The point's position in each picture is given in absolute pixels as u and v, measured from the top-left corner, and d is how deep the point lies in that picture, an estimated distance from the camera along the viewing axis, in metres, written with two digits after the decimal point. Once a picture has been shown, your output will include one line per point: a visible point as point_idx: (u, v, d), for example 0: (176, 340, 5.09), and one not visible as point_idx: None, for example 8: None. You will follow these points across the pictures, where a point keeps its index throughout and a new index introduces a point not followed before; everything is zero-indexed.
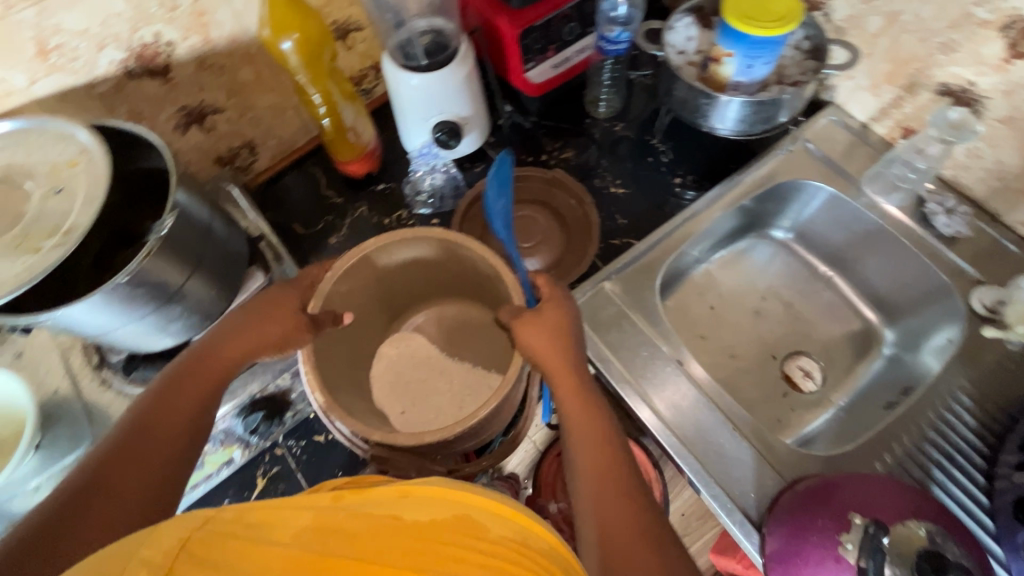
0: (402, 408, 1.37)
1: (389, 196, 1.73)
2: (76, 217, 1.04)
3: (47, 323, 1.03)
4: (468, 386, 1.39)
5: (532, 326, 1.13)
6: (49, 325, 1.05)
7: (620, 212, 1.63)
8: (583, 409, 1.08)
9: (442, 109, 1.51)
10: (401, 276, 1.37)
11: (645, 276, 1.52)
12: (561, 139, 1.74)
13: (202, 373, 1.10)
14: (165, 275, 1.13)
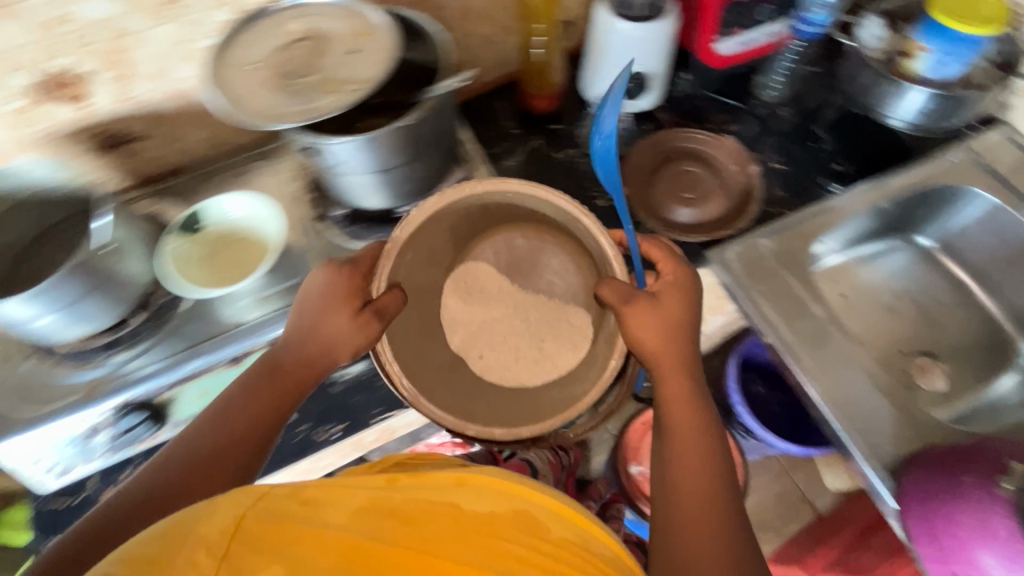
0: (478, 354, 0.98)
1: (563, 138, 1.36)
2: (369, 75, 0.91)
3: (302, 138, 0.91)
4: (552, 329, 0.98)
5: (641, 322, 0.88)
6: (302, 142, 0.93)
7: (783, 183, 1.32)
8: (689, 430, 0.86)
9: (641, 60, 1.24)
10: (483, 213, 1.00)
11: (782, 259, 1.23)
12: (727, 116, 1.41)
13: (289, 372, 0.92)
14: (385, 153, 0.96)
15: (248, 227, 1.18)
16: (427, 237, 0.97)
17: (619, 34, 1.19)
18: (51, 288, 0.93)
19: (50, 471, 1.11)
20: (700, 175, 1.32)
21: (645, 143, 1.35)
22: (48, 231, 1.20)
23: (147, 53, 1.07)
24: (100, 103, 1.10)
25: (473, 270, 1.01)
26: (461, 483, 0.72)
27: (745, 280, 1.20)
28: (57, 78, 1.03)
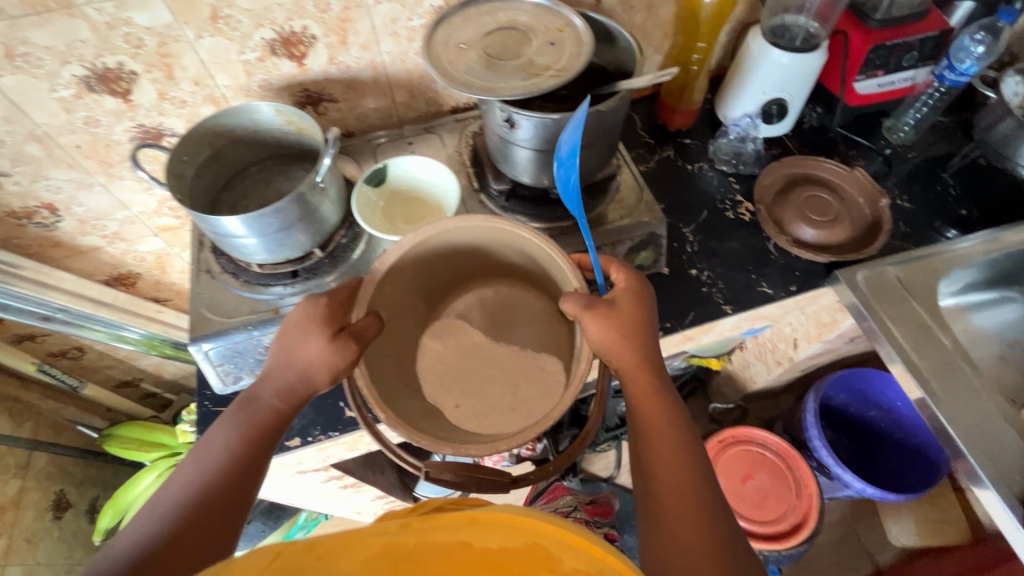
0: (454, 402, 0.57)
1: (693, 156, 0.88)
2: (571, 66, 0.62)
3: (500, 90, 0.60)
4: (507, 382, 0.58)
5: (615, 321, 0.51)
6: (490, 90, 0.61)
7: (909, 223, 0.82)
8: (668, 441, 0.48)
9: (776, 87, 0.81)
10: (450, 257, 0.61)
11: (904, 277, 0.76)
12: (855, 155, 0.89)
13: (264, 383, 0.54)
14: (561, 120, 0.60)
15: (293, 133, 0.69)
16: (389, 304, 0.56)
17: (777, 65, 0.78)
18: (185, 139, 0.62)
19: (220, 376, 0.68)
20: (833, 203, 0.81)
21: (788, 165, 0.85)
22: (247, 171, 0.73)
23: (360, 35, 0.69)
24: (149, 103, 0.67)
25: (439, 335, 0.63)
26: (471, 516, 0.30)
27: (865, 296, 0.73)
28: (156, 133, 0.71)
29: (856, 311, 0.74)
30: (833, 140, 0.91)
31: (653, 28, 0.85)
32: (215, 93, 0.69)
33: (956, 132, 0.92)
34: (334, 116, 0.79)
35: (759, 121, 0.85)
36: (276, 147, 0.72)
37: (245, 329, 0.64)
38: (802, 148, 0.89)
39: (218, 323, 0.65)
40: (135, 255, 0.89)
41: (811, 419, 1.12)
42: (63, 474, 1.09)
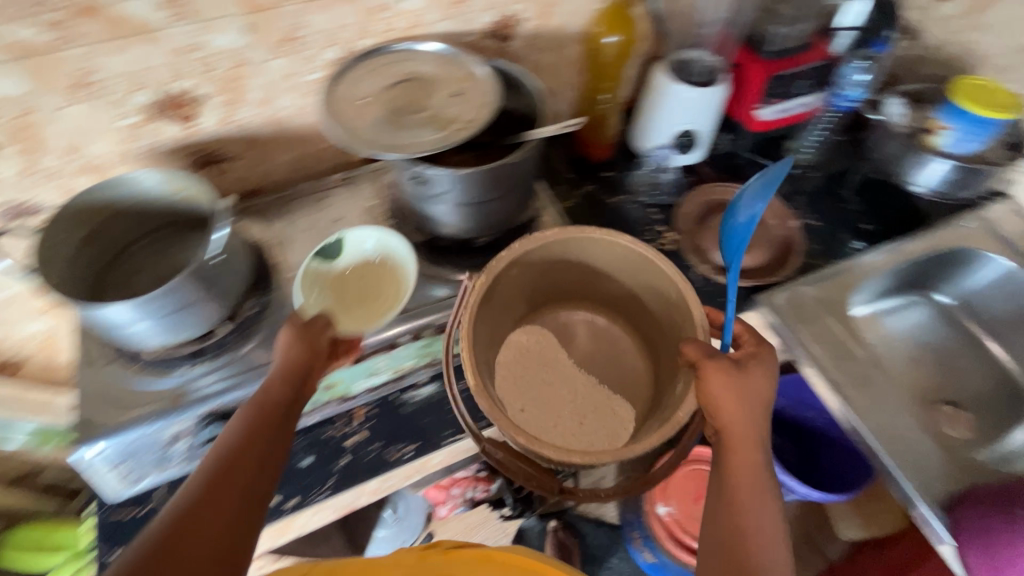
0: (520, 407, 0.76)
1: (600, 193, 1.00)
2: (475, 116, 0.71)
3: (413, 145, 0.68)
4: (591, 428, 0.77)
5: (730, 379, 0.59)
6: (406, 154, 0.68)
7: (824, 242, 0.95)
8: (748, 477, 0.57)
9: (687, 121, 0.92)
10: (590, 276, 0.81)
11: (823, 301, 0.89)
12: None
13: (300, 356, 0.65)
14: (482, 181, 0.70)
15: (181, 198, 0.73)
16: (505, 289, 0.74)
17: (685, 99, 0.89)
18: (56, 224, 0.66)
19: (118, 477, 0.72)
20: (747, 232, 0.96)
21: (690, 199, 0.99)
22: (132, 248, 0.79)
23: (256, 92, 0.79)
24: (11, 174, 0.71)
25: (529, 338, 0.83)
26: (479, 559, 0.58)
27: (792, 322, 0.85)
28: (28, 209, 0.76)
29: (792, 341, 0.85)
30: (742, 165, 1.04)
31: (563, 67, 1.01)
32: (89, 160, 0.76)
33: (851, 145, 1.07)
34: (231, 174, 0.88)
35: (672, 151, 0.97)
36: (162, 216, 0.77)
37: (144, 422, 0.69)
38: (713, 173, 1.03)
39: (112, 423, 0.69)
40: (22, 336, 0.90)
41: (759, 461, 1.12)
42: None
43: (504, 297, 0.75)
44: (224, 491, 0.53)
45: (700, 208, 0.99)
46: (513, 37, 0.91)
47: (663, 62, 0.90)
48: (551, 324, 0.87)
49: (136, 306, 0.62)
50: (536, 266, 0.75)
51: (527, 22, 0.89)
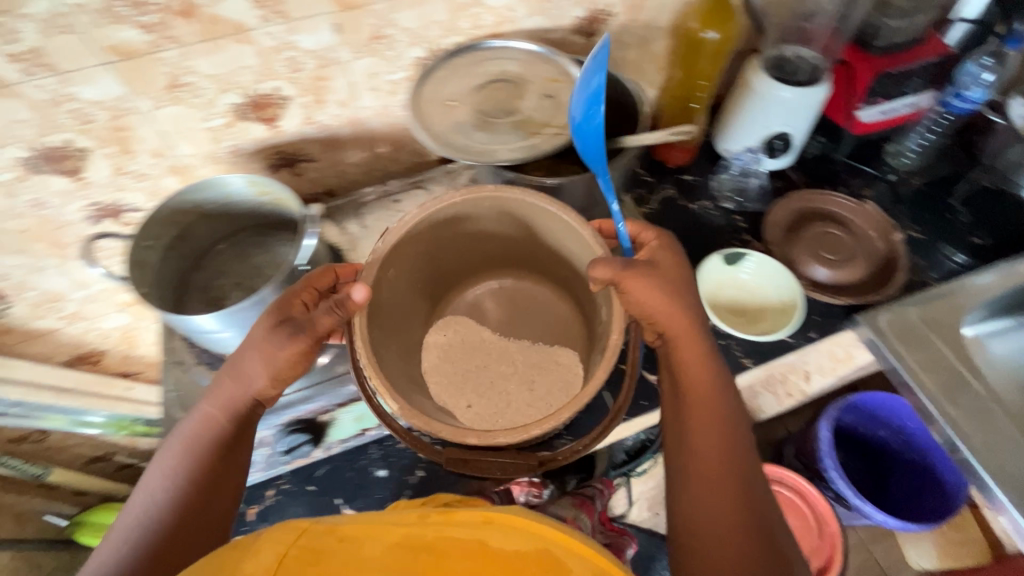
0: (466, 403, 0.63)
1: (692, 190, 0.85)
2: None
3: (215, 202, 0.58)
4: (546, 377, 0.65)
5: (658, 280, 0.50)
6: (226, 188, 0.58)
7: (923, 255, 0.79)
8: (711, 443, 0.47)
9: (772, 128, 0.77)
10: (467, 250, 0.67)
11: (928, 314, 0.70)
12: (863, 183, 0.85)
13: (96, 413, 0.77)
14: None
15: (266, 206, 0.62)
16: (390, 304, 0.59)
17: (778, 98, 0.73)
18: (148, 222, 0.55)
19: None
20: (847, 239, 0.77)
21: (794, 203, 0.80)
22: None
23: None
24: (105, 180, 0.60)
25: (454, 329, 0.70)
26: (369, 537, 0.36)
27: (887, 335, 0.67)
28: (114, 210, 0.64)
29: (878, 351, 0.68)
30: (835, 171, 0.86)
31: (646, 63, 0.79)
32: (181, 164, 0.63)
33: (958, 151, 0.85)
34: (310, 177, 0.72)
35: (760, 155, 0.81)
36: None
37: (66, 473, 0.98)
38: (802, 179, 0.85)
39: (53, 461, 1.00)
40: (101, 333, 0.81)
41: (826, 447, 1.05)
42: None
43: (394, 315, 0.60)
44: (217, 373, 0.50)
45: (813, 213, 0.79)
46: (597, 32, 0.71)
47: (762, 60, 0.75)
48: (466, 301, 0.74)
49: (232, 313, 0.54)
50: (412, 262, 0.60)
51: (611, 17, 0.70)
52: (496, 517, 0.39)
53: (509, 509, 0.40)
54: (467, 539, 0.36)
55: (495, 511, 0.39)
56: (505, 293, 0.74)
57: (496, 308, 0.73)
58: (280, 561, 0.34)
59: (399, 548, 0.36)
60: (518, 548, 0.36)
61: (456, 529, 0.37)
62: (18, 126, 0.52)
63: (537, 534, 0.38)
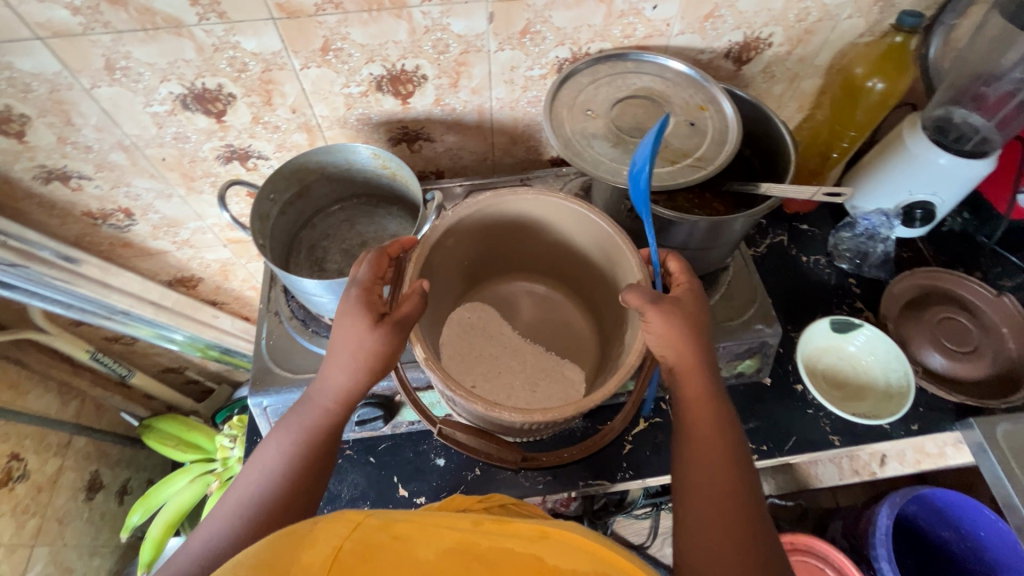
0: (471, 383, 0.55)
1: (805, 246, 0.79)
2: None
3: (356, 160, 0.61)
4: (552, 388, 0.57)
5: (682, 310, 0.45)
6: (366, 157, 0.60)
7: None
8: (714, 483, 0.42)
9: (914, 192, 0.71)
10: (515, 243, 0.60)
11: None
12: (1004, 271, 0.76)
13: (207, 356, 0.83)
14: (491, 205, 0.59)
15: (385, 176, 0.63)
16: (442, 265, 0.54)
17: (932, 166, 0.67)
18: (274, 176, 0.56)
19: None
20: (973, 329, 0.70)
21: (917, 280, 0.74)
22: None
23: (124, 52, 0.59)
24: (242, 125, 0.63)
25: (476, 313, 0.62)
26: (541, 533, 0.38)
27: (1002, 449, 0.62)
28: (242, 154, 0.67)
29: (984, 461, 0.63)
30: (972, 254, 0.78)
31: (790, 101, 0.73)
32: (310, 121, 0.64)
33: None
34: (426, 156, 0.73)
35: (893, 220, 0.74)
36: None
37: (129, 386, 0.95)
38: (936, 258, 0.78)
39: (134, 360, 1.07)
40: (201, 262, 0.86)
41: (881, 535, 0.99)
42: (128, 470, 1.15)
43: (440, 279, 0.55)
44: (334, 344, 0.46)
45: (939, 293, 0.73)
46: (750, 61, 0.66)
47: (920, 116, 0.69)
48: (495, 297, 0.65)
49: (334, 284, 0.54)
50: (468, 241, 0.55)
51: (769, 47, 0.65)
52: (553, 533, 0.38)
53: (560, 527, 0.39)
54: (524, 553, 0.36)
55: (552, 526, 0.39)
56: (539, 301, 0.66)
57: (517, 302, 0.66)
58: (335, 555, 0.34)
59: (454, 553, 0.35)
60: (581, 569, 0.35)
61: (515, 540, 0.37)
62: (183, 65, 0.55)
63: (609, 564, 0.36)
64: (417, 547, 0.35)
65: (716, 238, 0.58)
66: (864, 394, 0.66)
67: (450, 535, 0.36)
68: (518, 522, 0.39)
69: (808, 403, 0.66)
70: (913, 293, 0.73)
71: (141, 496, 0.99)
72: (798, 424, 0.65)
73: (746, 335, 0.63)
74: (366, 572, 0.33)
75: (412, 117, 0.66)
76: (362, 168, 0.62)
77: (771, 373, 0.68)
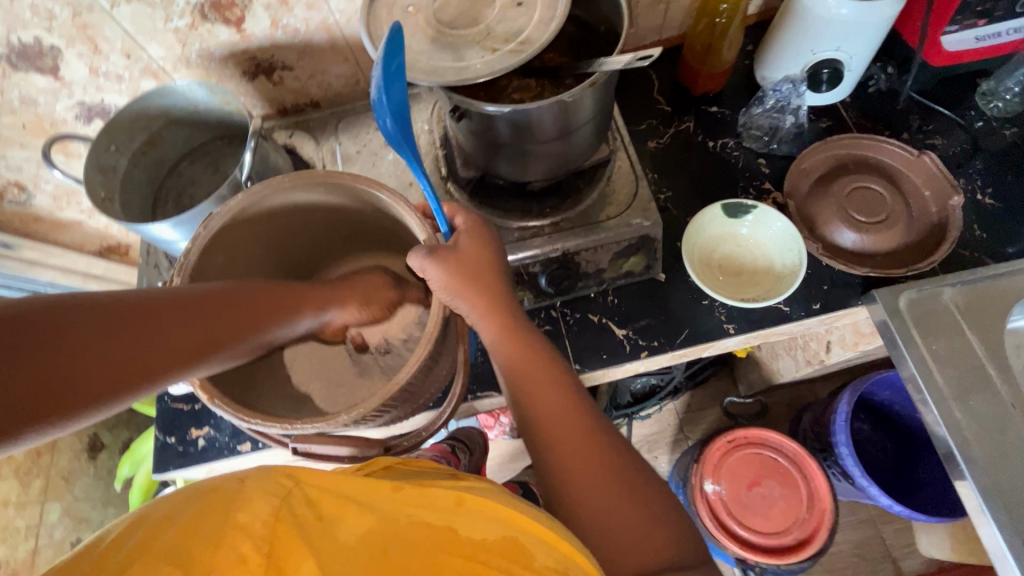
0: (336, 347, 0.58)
1: (714, 129, 0.73)
2: None
3: (191, 93, 0.58)
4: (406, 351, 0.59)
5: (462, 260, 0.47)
6: (199, 91, 0.58)
7: (989, 228, 0.64)
8: (560, 413, 0.46)
9: (819, 51, 0.64)
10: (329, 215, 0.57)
11: (963, 300, 0.59)
12: (933, 128, 0.69)
13: None
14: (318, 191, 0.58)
15: (232, 113, 0.61)
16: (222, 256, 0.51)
17: (831, 20, 0.60)
18: (108, 126, 0.55)
19: None
20: (887, 198, 0.65)
21: (823, 154, 0.68)
22: None
23: None
24: (83, 79, 0.61)
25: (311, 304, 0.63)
26: (456, 502, 0.38)
27: (903, 318, 0.58)
28: (100, 110, 0.66)
29: (887, 336, 0.59)
30: (902, 111, 0.70)
31: None
32: (151, 65, 0.62)
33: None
34: (292, 87, 0.70)
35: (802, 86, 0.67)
36: None
37: None
38: (859, 122, 0.70)
39: None
40: (119, 228, 0.87)
41: (840, 422, 0.98)
42: (128, 428, 1.25)
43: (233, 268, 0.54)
44: (234, 320, 0.42)
45: (856, 164, 0.67)
46: None
47: None
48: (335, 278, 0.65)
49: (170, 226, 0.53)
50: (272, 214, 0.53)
51: None
52: (468, 502, 0.38)
53: (479, 494, 0.39)
54: (435, 528, 0.36)
55: (467, 494, 0.39)
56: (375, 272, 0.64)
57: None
58: (276, 514, 0.35)
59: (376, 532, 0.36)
60: (493, 538, 0.36)
61: (431, 514, 0.37)
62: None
63: (519, 528, 0.37)
64: (337, 529, 0.35)
65: (570, 126, 0.54)
66: (755, 287, 0.62)
67: (367, 514, 0.36)
68: (435, 489, 0.39)
69: (703, 294, 0.64)
70: (823, 167, 0.67)
71: (127, 451, 1.07)
72: (692, 316, 0.63)
73: (623, 232, 0.60)
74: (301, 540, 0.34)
75: (257, 46, 0.63)
76: (200, 102, 0.60)
77: (665, 268, 0.65)
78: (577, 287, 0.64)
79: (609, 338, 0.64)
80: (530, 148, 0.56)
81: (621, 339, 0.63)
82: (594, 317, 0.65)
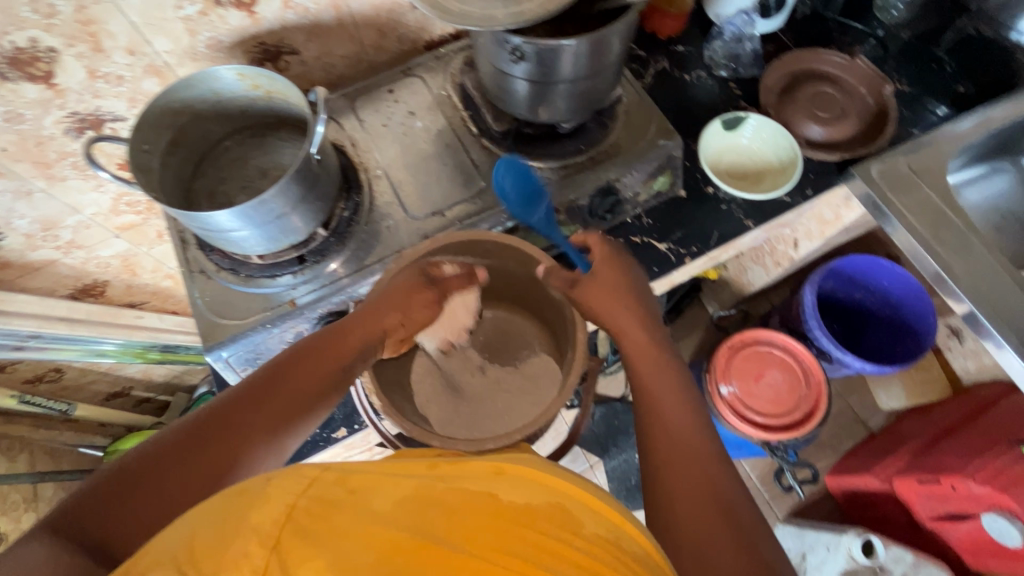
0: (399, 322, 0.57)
1: (683, 62, 0.83)
2: None
3: (217, 84, 0.56)
4: (508, 395, 0.64)
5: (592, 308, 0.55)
6: (224, 82, 0.56)
7: (911, 107, 0.80)
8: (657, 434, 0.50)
9: None
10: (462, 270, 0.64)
11: (914, 164, 0.74)
12: (851, 38, 0.85)
13: None
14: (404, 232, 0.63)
15: (258, 98, 0.59)
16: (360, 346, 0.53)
17: None
18: (141, 123, 0.52)
19: None
20: (836, 97, 0.79)
21: (778, 68, 0.80)
22: None
23: None
24: (79, 85, 0.56)
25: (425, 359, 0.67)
26: (495, 470, 0.33)
27: (879, 187, 0.71)
28: (95, 120, 0.61)
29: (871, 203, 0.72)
30: (825, 29, 0.85)
31: None
32: (156, 61, 0.59)
33: None
34: (297, 72, 0.69)
35: (753, 16, 0.79)
36: None
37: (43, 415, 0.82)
38: (797, 42, 0.84)
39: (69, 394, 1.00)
40: (99, 263, 0.79)
41: (810, 309, 1.08)
42: None
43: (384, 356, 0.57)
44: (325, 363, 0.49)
45: (802, 77, 0.81)
46: None
47: None
48: None
49: (248, 209, 0.50)
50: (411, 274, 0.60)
51: None
52: (510, 470, 0.34)
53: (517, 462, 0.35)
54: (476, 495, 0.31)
55: (505, 463, 0.34)
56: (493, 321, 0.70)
57: (413, 186, 0.65)
58: (288, 515, 0.29)
59: (411, 500, 0.31)
60: (538, 502, 0.32)
61: (466, 479, 0.33)
62: None
63: (560, 493, 0.33)
64: (371, 496, 0.31)
65: (599, 63, 0.56)
66: (767, 180, 0.74)
67: (406, 482, 0.32)
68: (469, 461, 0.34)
69: (720, 200, 0.73)
70: (781, 81, 0.80)
71: None
72: (716, 220, 0.72)
73: (652, 153, 0.67)
74: (323, 532, 0.29)
75: (264, 32, 0.62)
76: (224, 94, 0.57)
77: (684, 185, 0.74)
78: (619, 214, 0.70)
79: (654, 253, 0.71)
80: (566, 89, 0.59)
81: (666, 251, 0.71)
82: (637, 238, 0.72)
